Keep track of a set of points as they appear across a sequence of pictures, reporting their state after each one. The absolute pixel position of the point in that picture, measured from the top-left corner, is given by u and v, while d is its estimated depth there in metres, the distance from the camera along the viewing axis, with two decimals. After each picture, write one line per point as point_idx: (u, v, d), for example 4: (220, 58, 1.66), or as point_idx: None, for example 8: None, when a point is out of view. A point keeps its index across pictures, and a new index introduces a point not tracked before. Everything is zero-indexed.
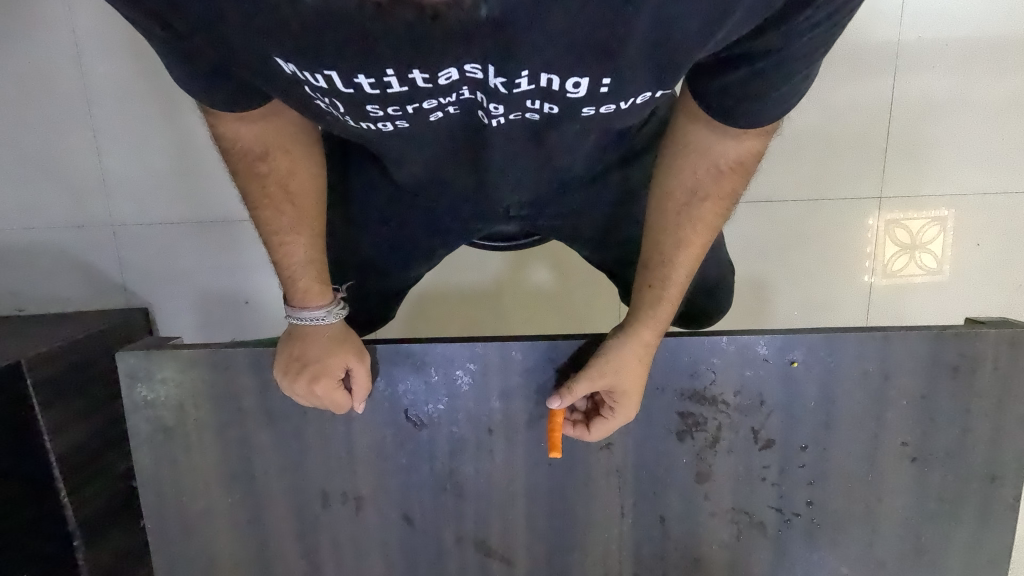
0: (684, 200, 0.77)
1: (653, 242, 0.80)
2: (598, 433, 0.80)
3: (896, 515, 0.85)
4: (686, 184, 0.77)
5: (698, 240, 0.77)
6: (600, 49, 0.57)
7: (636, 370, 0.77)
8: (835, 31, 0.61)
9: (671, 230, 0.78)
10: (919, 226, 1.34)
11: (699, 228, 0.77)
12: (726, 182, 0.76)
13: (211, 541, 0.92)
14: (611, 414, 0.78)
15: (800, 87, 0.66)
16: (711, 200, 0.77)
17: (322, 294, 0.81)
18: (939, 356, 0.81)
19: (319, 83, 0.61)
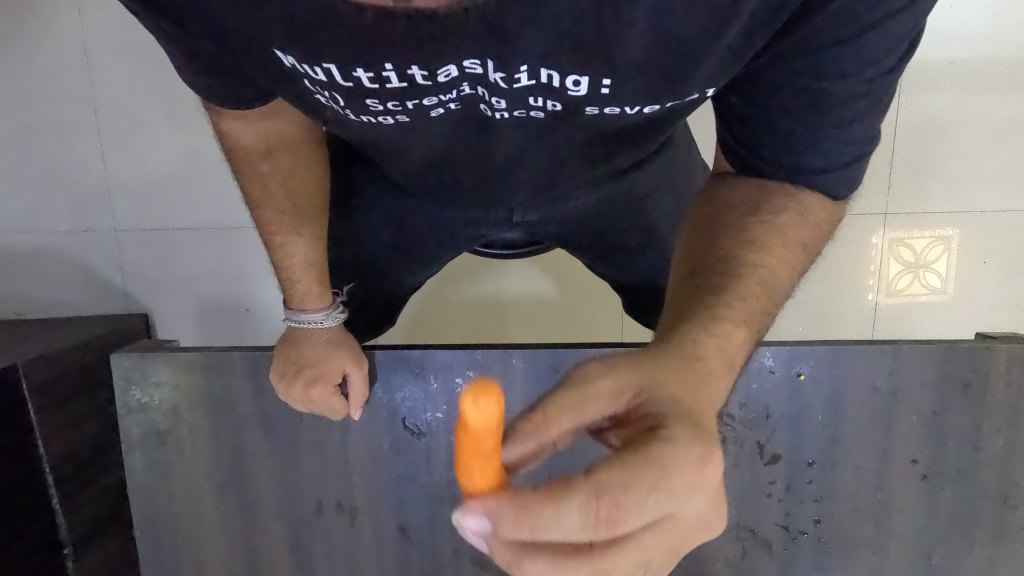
0: (751, 208, 0.69)
1: (711, 253, 0.68)
2: (632, 493, 0.43)
3: (905, 534, 0.83)
4: (751, 197, 0.70)
5: (772, 243, 0.67)
6: (601, 43, 0.56)
7: (675, 379, 0.52)
8: (868, 44, 0.59)
9: (736, 231, 0.68)
10: (924, 245, 1.32)
11: (779, 247, 0.67)
12: (813, 210, 0.69)
13: (202, 550, 0.90)
14: (661, 433, 0.46)
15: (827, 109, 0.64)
16: (796, 236, 0.68)
17: (321, 297, 0.83)
18: (950, 370, 0.79)
19: (318, 76, 0.60)
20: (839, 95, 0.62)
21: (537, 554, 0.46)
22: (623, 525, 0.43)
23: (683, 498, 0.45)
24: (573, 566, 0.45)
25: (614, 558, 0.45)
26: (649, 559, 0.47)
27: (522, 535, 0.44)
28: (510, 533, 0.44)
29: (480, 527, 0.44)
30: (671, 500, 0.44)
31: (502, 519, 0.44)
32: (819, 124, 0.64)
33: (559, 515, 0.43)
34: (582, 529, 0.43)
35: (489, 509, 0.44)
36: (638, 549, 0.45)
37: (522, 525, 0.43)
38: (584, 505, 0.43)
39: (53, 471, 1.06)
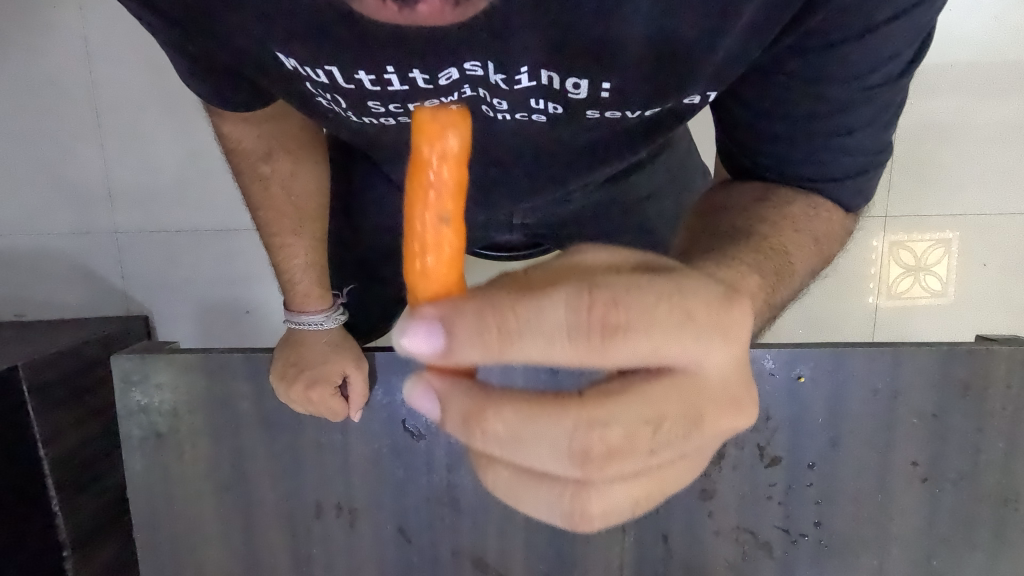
0: (758, 197, 0.68)
1: (720, 224, 0.65)
2: (637, 295, 0.32)
3: (905, 537, 0.83)
4: (755, 191, 0.69)
5: (780, 219, 0.66)
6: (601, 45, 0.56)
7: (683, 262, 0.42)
8: (864, 49, 0.60)
9: (746, 211, 0.67)
10: (924, 248, 1.32)
11: (791, 233, 0.65)
12: (826, 220, 0.68)
13: (202, 551, 0.90)
14: (677, 269, 0.35)
15: (824, 116, 0.64)
16: (809, 229, 0.67)
17: (320, 299, 0.86)
18: (950, 373, 0.79)
19: (320, 78, 0.60)
20: (838, 99, 0.63)
21: (505, 405, 0.33)
22: (626, 348, 0.31)
23: (707, 339, 0.33)
24: (554, 422, 0.33)
25: (612, 411, 0.33)
26: (660, 432, 0.34)
27: (486, 354, 0.31)
28: (467, 350, 0.31)
29: (431, 348, 0.31)
30: (690, 330, 0.32)
31: (459, 322, 0.31)
32: (819, 128, 0.64)
33: (540, 309, 0.31)
34: (570, 352, 0.31)
35: (440, 311, 0.31)
36: (645, 401, 0.34)
37: (485, 328, 0.31)
38: (573, 305, 0.31)
39: (54, 472, 1.06)
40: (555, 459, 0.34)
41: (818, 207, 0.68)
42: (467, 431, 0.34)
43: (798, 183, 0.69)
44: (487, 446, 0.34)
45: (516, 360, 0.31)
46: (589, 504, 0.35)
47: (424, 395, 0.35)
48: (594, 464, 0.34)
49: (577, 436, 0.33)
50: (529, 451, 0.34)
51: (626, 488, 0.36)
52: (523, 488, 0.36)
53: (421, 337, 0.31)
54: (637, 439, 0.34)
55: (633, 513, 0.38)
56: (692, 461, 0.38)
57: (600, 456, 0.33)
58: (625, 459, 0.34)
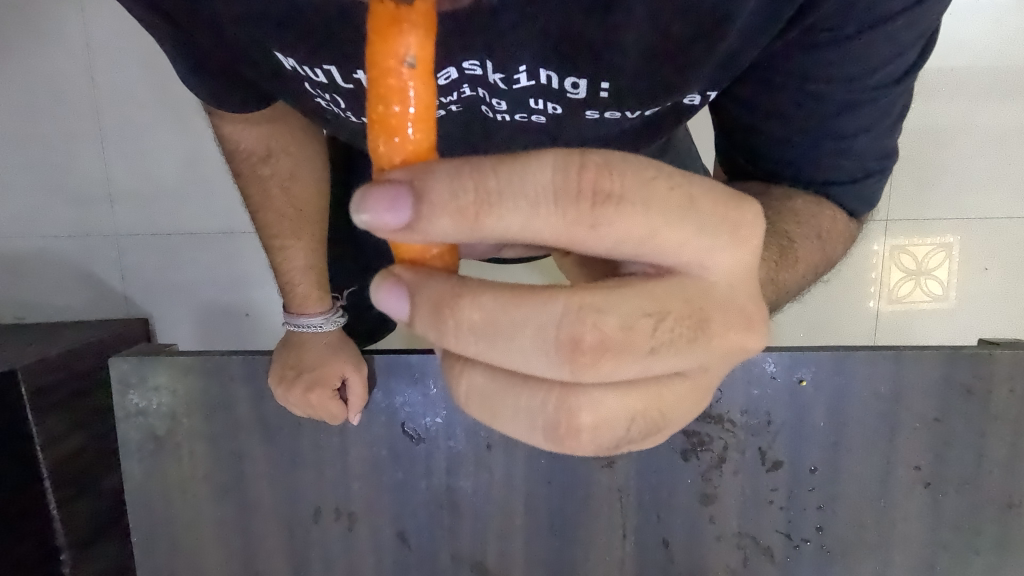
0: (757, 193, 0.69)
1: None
2: (633, 166, 0.29)
3: (908, 542, 0.82)
4: (754, 187, 0.70)
5: (783, 214, 0.65)
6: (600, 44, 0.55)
7: None
8: (865, 46, 0.59)
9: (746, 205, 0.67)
10: (925, 252, 1.31)
11: (793, 226, 0.65)
12: (830, 227, 0.67)
13: (200, 555, 0.89)
14: None
15: (827, 113, 0.63)
16: (812, 224, 0.66)
17: (320, 300, 0.85)
18: (952, 376, 0.78)
19: (319, 78, 0.59)
20: (839, 99, 0.62)
21: (484, 291, 0.30)
22: (620, 222, 0.28)
23: (714, 230, 0.31)
24: (540, 306, 0.30)
25: (605, 299, 0.31)
26: (661, 327, 0.32)
27: (462, 224, 0.27)
28: (441, 218, 0.27)
29: (398, 221, 0.27)
30: (691, 214, 0.30)
31: (431, 185, 0.27)
32: (820, 129, 0.64)
33: (524, 169, 0.27)
34: (557, 223, 0.28)
35: (408, 174, 0.27)
36: (641, 293, 0.31)
37: (462, 189, 0.27)
38: (561, 168, 0.28)
39: (52, 475, 1.05)
40: (540, 353, 0.31)
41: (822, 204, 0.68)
42: (438, 320, 0.30)
43: (800, 185, 0.68)
44: (461, 340, 0.31)
45: (496, 232, 0.28)
46: (576, 410, 0.33)
47: (394, 294, 0.31)
48: (584, 359, 0.30)
49: (566, 323, 0.30)
50: (509, 343, 0.30)
51: (619, 398, 0.33)
52: (503, 393, 0.33)
53: (386, 207, 0.27)
54: (634, 333, 0.31)
55: (628, 432, 0.34)
56: (693, 381, 0.35)
57: (592, 348, 0.30)
58: (619, 357, 0.31)
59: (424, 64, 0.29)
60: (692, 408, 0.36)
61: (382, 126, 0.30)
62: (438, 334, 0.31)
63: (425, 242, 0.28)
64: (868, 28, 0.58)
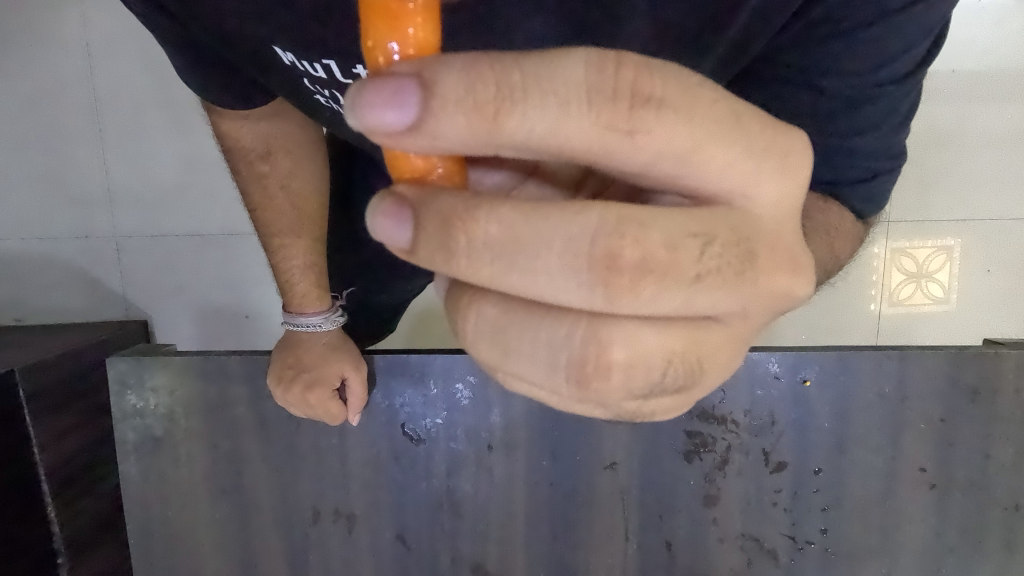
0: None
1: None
2: (676, 72, 0.27)
3: (914, 544, 0.81)
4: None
5: None
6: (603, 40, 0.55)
7: None
8: (875, 38, 0.59)
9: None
10: (926, 255, 1.31)
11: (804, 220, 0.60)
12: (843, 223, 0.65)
13: (198, 557, 0.88)
14: None
15: (835, 109, 0.62)
16: (821, 222, 0.62)
17: (319, 300, 0.84)
18: (958, 376, 0.78)
19: (317, 72, 0.58)
20: (841, 96, 0.62)
21: (503, 204, 0.27)
22: (660, 130, 0.26)
23: (759, 151, 0.29)
24: (571, 223, 0.27)
25: (646, 213, 0.28)
26: (708, 253, 0.28)
27: (474, 120, 0.25)
28: (451, 115, 0.25)
29: (401, 120, 0.25)
30: (739, 126, 0.28)
31: (442, 78, 0.25)
32: (824, 127, 0.63)
33: (555, 64, 0.25)
34: (588, 126, 0.26)
35: (416, 67, 0.25)
36: (684, 213, 0.28)
37: (480, 82, 0.25)
38: (596, 67, 0.26)
39: (49, 477, 1.04)
40: (568, 275, 0.28)
41: (830, 203, 0.65)
42: (446, 237, 0.27)
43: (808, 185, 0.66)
44: (475, 260, 0.28)
45: (517, 133, 0.25)
46: (608, 344, 0.30)
47: (394, 215, 0.29)
48: (622, 280, 0.28)
49: (602, 237, 0.27)
50: (533, 264, 0.27)
51: (655, 335, 0.30)
52: (521, 328, 0.30)
53: (388, 104, 0.25)
54: (679, 255, 0.28)
55: (664, 375, 0.31)
56: (730, 327, 0.32)
57: (631, 267, 0.27)
58: (662, 281, 0.28)
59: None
60: (728, 353, 0.33)
61: (381, 15, 0.28)
62: (445, 254, 0.28)
63: (431, 144, 0.26)
64: (864, 24, 0.58)
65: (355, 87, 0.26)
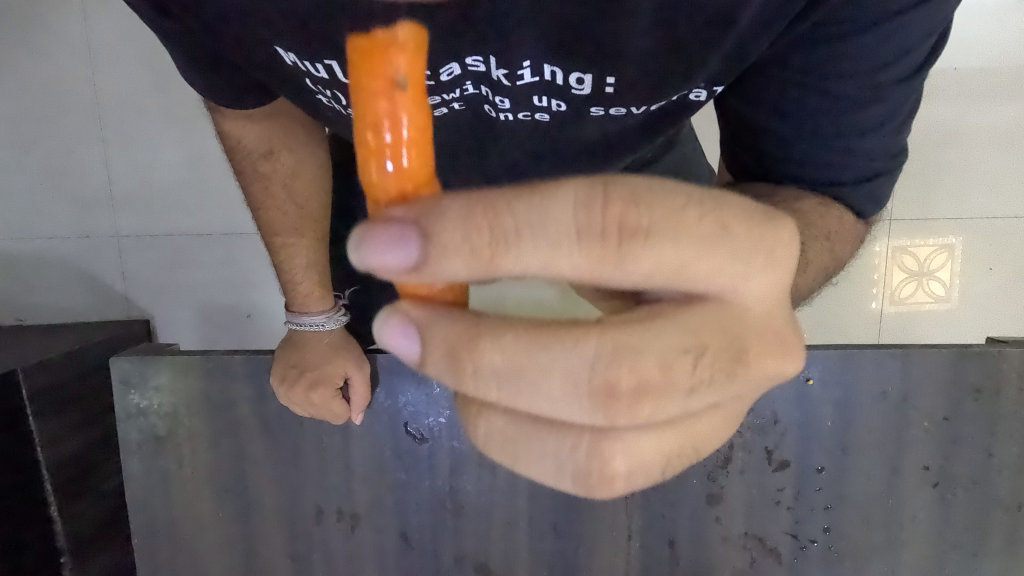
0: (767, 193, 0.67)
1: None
2: (661, 197, 0.28)
3: (918, 543, 0.81)
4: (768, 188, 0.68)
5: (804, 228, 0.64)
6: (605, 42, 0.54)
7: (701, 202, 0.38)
8: (880, 39, 0.59)
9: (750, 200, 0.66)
10: (928, 254, 1.31)
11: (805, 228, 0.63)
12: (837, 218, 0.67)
13: (200, 555, 0.88)
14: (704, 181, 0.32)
15: (839, 111, 0.63)
16: (823, 227, 0.64)
17: (322, 299, 0.84)
18: (961, 374, 0.78)
19: (319, 73, 0.58)
20: (846, 95, 0.62)
21: (505, 333, 0.30)
22: (649, 259, 0.28)
23: (748, 255, 0.30)
24: (569, 349, 0.29)
25: (640, 338, 0.30)
26: (700, 366, 0.31)
27: (474, 261, 0.27)
28: (451, 259, 0.26)
29: (403, 262, 0.26)
30: (726, 239, 0.29)
31: (440, 226, 0.26)
32: (825, 127, 0.64)
33: (544, 205, 0.27)
34: (580, 261, 0.27)
35: (412, 214, 0.27)
36: (676, 331, 0.30)
37: (476, 230, 0.26)
38: (584, 205, 0.27)
39: (52, 477, 1.05)
40: (571, 400, 0.30)
41: (828, 205, 0.67)
42: (457, 365, 0.30)
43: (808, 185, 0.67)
44: (483, 385, 0.30)
45: (513, 271, 0.27)
46: (611, 457, 0.31)
47: (401, 334, 0.31)
48: (620, 404, 0.30)
49: (600, 366, 0.29)
50: (539, 387, 0.29)
51: (654, 440, 0.32)
52: (528, 439, 0.32)
53: (389, 249, 0.26)
54: (672, 374, 0.30)
55: (662, 474, 0.34)
56: (725, 411, 0.34)
57: (628, 393, 0.30)
58: (657, 398, 0.30)
59: (416, 84, 0.30)
60: (722, 433, 0.36)
61: (372, 150, 0.31)
62: (457, 378, 0.30)
63: (431, 281, 0.27)
64: (871, 27, 0.58)
65: (358, 227, 0.27)
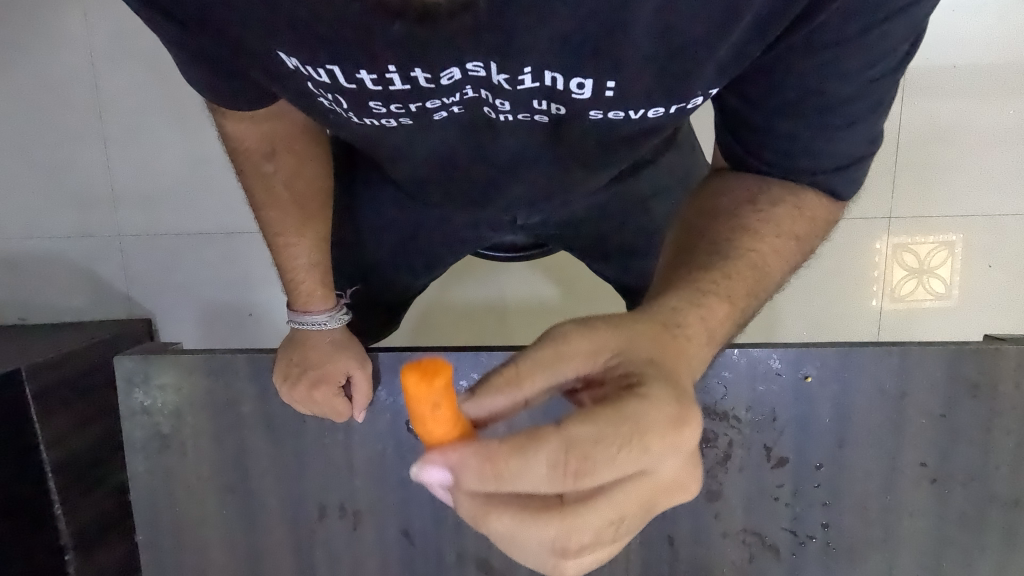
0: (748, 199, 0.68)
1: (700, 233, 0.67)
2: (603, 446, 0.41)
3: (915, 539, 0.82)
4: (751, 187, 0.69)
5: (772, 240, 0.66)
6: (605, 50, 0.55)
7: (654, 339, 0.49)
8: (878, 39, 0.59)
9: (729, 216, 0.68)
10: (928, 251, 1.31)
11: (771, 237, 0.66)
12: (810, 208, 0.69)
13: (204, 552, 0.89)
14: (639, 389, 0.44)
15: (838, 110, 0.63)
16: (791, 230, 0.67)
17: (325, 298, 0.83)
18: (959, 372, 0.78)
19: (322, 77, 0.59)
20: (835, 95, 0.62)
21: (501, 517, 0.44)
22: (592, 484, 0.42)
23: (660, 457, 0.42)
24: (541, 527, 0.43)
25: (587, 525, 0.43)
26: (627, 528, 0.45)
27: (486, 488, 0.42)
28: (470, 487, 0.42)
29: (442, 484, 0.43)
30: (645, 459, 0.42)
31: (462, 471, 0.42)
32: (822, 127, 0.64)
33: (525, 461, 0.41)
34: (548, 488, 0.41)
35: (445, 461, 0.42)
36: (613, 510, 0.43)
37: (484, 473, 0.41)
38: (551, 459, 0.41)
39: (57, 475, 1.05)
40: (542, 554, 0.45)
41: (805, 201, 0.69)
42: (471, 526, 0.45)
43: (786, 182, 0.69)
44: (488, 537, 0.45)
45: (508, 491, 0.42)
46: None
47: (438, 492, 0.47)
48: (573, 556, 0.44)
49: (560, 541, 0.44)
50: (521, 545, 0.44)
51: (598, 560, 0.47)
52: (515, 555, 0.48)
53: (435, 479, 0.43)
54: (608, 538, 0.45)
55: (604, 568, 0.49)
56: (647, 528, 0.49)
57: (578, 551, 0.44)
58: (598, 549, 0.45)
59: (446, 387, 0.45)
60: None
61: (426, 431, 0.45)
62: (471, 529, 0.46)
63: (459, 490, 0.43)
64: (864, 33, 0.59)
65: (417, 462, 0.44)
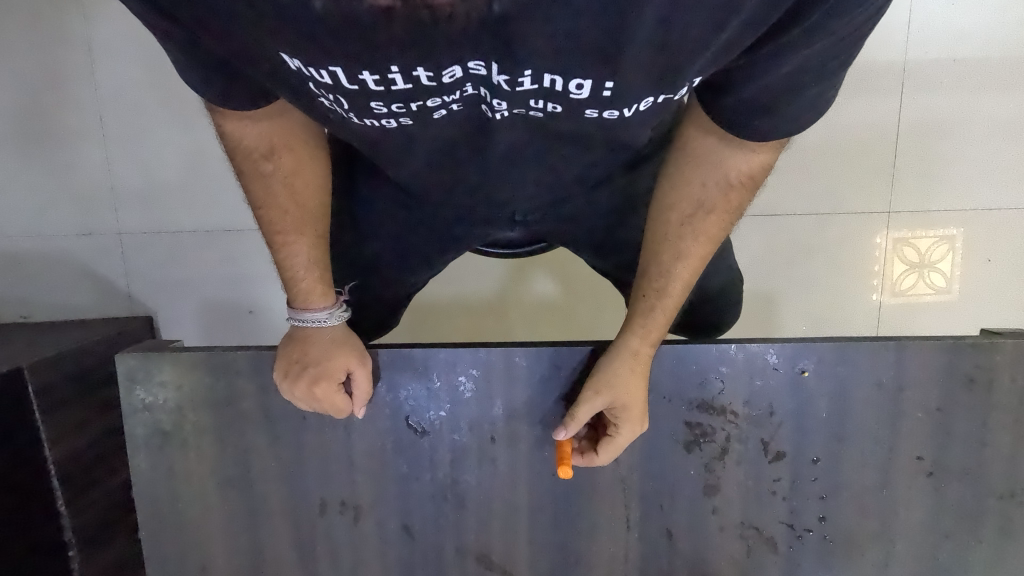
0: (691, 207, 0.76)
1: (648, 260, 0.79)
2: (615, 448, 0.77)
3: (912, 532, 0.83)
4: (692, 197, 0.76)
5: (698, 253, 0.76)
6: (604, 54, 0.55)
7: (633, 381, 0.75)
8: (861, 36, 0.60)
9: (671, 241, 0.77)
10: (928, 245, 1.31)
11: (701, 244, 0.76)
12: (731, 198, 0.75)
13: (206, 547, 0.90)
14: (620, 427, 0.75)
15: (816, 102, 0.65)
16: (719, 224, 0.76)
17: (325, 296, 0.82)
18: (954, 366, 0.79)
19: (324, 78, 0.59)
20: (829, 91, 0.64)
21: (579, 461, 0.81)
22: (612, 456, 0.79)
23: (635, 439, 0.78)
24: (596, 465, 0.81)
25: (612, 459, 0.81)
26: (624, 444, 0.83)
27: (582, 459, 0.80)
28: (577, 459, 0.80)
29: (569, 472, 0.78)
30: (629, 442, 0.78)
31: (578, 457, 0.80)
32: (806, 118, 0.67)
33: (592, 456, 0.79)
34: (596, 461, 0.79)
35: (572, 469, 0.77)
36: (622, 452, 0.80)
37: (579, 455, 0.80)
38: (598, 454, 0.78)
39: (60, 473, 1.06)
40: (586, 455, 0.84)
41: (743, 185, 0.74)
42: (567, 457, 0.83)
43: (724, 177, 0.74)
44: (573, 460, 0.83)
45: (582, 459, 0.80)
46: None
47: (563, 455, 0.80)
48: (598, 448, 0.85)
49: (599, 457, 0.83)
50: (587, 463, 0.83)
51: None
52: None
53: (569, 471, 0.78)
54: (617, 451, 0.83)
55: None
56: None
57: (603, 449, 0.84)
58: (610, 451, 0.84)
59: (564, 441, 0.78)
60: None
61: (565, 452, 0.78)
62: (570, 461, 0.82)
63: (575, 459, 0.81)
64: (856, 32, 0.59)
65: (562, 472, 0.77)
